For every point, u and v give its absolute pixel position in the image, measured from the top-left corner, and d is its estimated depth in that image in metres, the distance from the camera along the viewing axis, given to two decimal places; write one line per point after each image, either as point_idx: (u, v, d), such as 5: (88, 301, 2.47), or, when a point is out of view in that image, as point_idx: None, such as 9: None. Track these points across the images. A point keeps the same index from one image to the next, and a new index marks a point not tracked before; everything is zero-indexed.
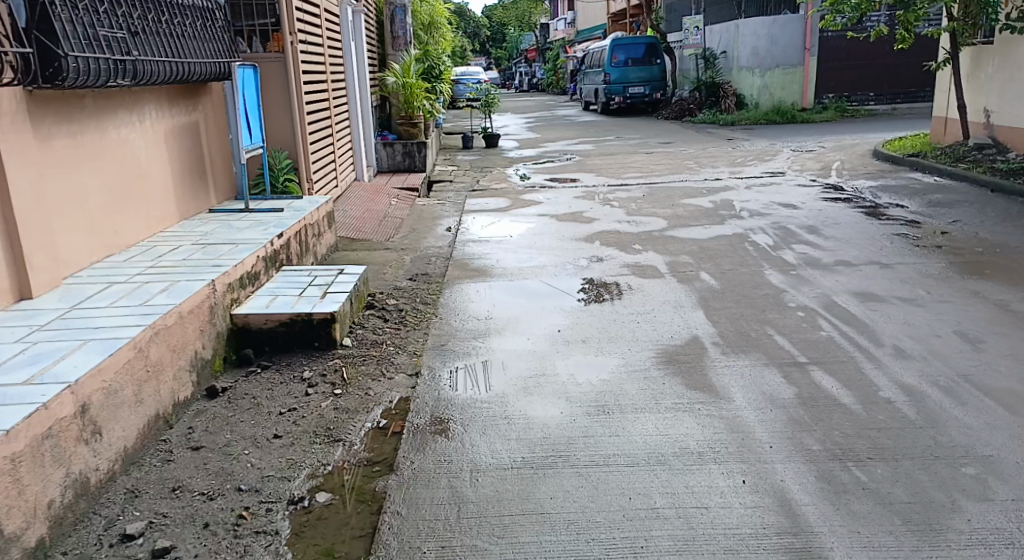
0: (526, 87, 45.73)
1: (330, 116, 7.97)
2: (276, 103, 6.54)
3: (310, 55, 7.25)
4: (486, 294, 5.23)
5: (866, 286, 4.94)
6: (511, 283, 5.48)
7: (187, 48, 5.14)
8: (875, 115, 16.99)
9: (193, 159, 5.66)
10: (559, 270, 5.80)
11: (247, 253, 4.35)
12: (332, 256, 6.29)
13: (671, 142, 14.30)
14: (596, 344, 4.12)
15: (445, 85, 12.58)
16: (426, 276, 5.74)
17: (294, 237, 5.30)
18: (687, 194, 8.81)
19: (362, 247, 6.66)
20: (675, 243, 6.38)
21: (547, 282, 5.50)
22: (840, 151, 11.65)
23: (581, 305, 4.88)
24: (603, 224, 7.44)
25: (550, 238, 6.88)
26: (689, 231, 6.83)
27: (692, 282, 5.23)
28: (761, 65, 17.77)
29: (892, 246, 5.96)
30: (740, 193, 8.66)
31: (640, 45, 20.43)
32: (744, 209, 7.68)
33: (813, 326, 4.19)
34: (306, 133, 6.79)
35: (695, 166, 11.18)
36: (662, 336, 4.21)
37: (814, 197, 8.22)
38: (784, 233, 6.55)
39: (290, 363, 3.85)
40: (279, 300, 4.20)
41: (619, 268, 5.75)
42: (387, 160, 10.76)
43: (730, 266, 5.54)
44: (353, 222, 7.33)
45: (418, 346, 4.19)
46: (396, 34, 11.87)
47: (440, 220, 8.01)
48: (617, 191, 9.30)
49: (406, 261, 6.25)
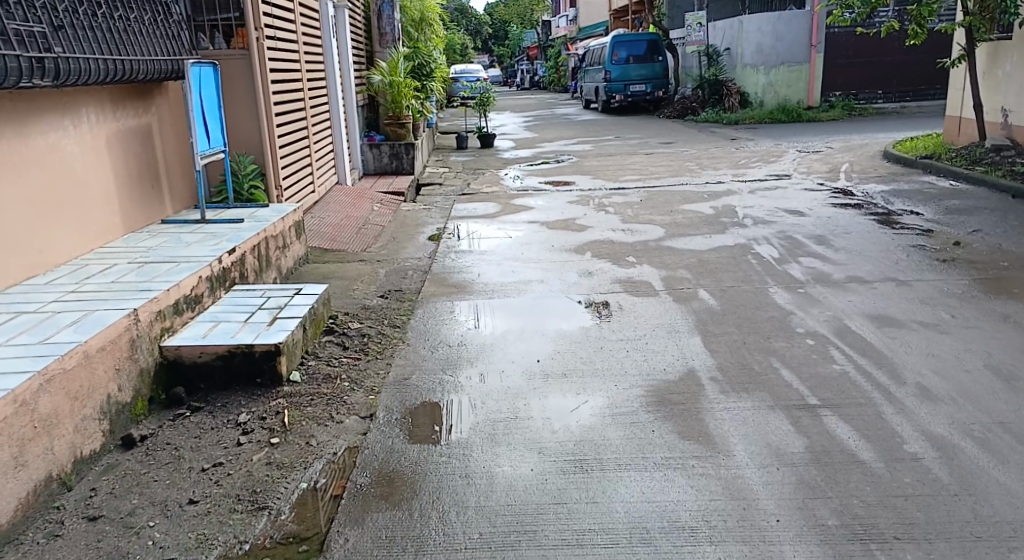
0: (529, 85, 45.25)
1: (306, 117, 7.50)
2: (242, 104, 6.09)
3: (282, 51, 6.75)
4: (464, 314, 4.73)
5: (882, 307, 4.45)
6: (493, 302, 4.97)
7: (129, 44, 4.69)
8: (883, 113, 16.49)
9: (145, 165, 5.20)
10: (545, 285, 5.32)
11: (185, 274, 3.89)
12: (300, 269, 5.82)
13: (672, 142, 13.82)
14: (579, 380, 3.62)
15: (437, 84, 12.12)
16: (399, 293, 5.26)
17: (251, 252, 4.82)
18: (687, 199, 8.32)
19: (334, 259, 6.18)
20: (672, 255, 5.89)
21: (531, 300, 5.00)
22: (849, 152, 11.15)
23: (565, 328, 4.39)
24: (596, 233, 6.96)
25: (538, 249, 6.40)
26: (688, 241, 6.34)
27: (688, 301, 4.74)
28: (767, 62, 17.09)
29: (909, 260, 5.47)
30: (743, 198, 8.17)
31: (641, 42, 19.92)
32: (747, 217, 7.19)
33: (824, 358, 3.69)
34: (275, 136, 6.31)
35: (696, 168, 10.69)
36: (653, 369, 3.71)
37: (822, 203, 7.73)
38: (790, 244, 6.06)
39: (225, 405, 3.38)
40: (220, 329, 3.74)
41: (610, 283, 5.27)
42: (374, 163, 10.30)
43: (731, 283, 5.05)
44: (328, 231, 6.85)
45: (377, 380, 3.69)
46: (384, 29, 11.48)
47: (423, 228, 7.53)
48: (613, 195, 8.81)
49: (380, 275, 5.77)
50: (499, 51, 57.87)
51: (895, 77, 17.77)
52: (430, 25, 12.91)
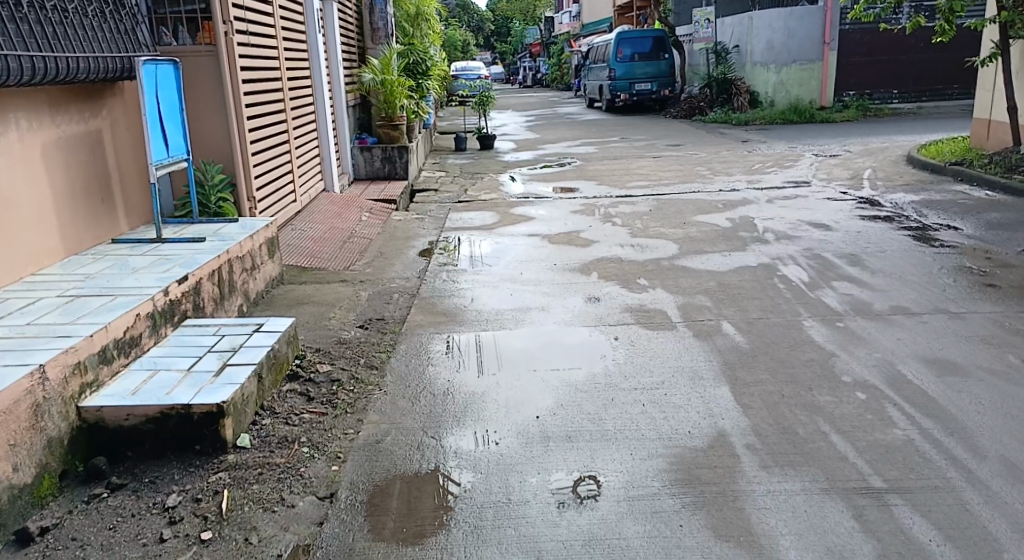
0: (531, 83, 44.55)
1: (287, 120, 6.88)
2: (210, 106, 5.49)
3: (258, 48, 6.12)
4: (452, 353, 4.11)
5: (938, 348, 3.83)
6: (487, 337, 4.35)
7: (64, 40, 4.14)
8: (899, 114, 15.86)
9: (93, 178, 4.59)
10: (545, 313, 4.71)
11: (120, 313, 3.29)
12: (272, 292, 5.21)
13: (681, 144, 13.18)
14: (586, 446, 3.00)
15: (433, 83, 11.49)
16: (382, 322, 4.65)
17: (209, 277, 4.22)
18: (700, 209, 7.70)
19: (312, 279, 5.57)
20: (687, 278, 5.27)
21: (530, 334, 4.37)
22: (869, 156, 10.53)
23: (569, 372, 3.77)
24: (603, 248, 6.34)
25: (539, 267, 5.78)
26: (705, 260, 5.72)
27: (711, 336, 4.11)
28: (777, 60, 16.43)
29: (958, 285, 4.85)
30: (760, 208, 7.56)
31: (646, 40, 19.30)
32: (768, 231, 6.56)
33: (881, 421, 3.08)
34: (248, 142, 5.69)
35: (708, 173, 10.06)
36: (675, 430, 3.09)
37: (849, 215, 7.12)
38: (820, 265, 5.43)
39: (155, 481, 2.78)
40: (157, 380, 3.13)
41: (619, 311, 4.65)
42: (365, 167, 9.69)
43: (757, 314, 4.42)
44: (307, 246, 6.23)
45: (343, 442, 3.07)
46: (375, 24, 10.93)
47: (414, 241, 6.91)
48: (619, 204, 8.20)
49: (362, 299, 5.15)
50: (500, 48, 57.17)
51: (911, 77, 17.13)
52: (426, 20, 12.28)
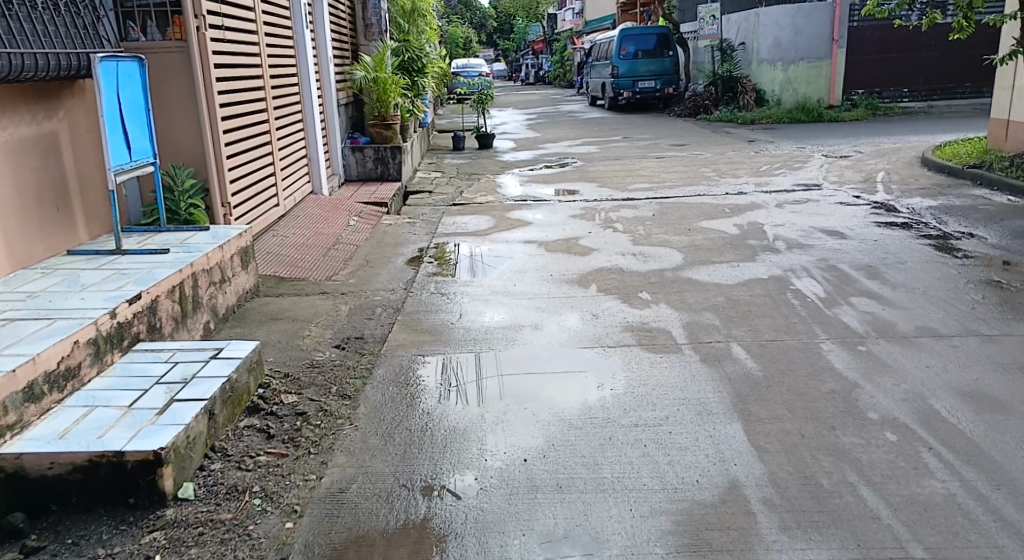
0: (534, 81, 44.10)
1: (269, 120, 6.50)
2: (180, 105, 5.11)
3: (235, 42, 5.73)
4: (438, 379, 3.72)
5: (973, 378, 3.45)
6: (478, 361, 3.95)
7: (7, 35, 3.77)
8: (910, 113, 15.44)
9: (48, 184, 4.21)
10: (538, 331, 4.34)
11: (54, 340, 2.92)
12: (246, 306, 4.84)
13: (685, 144, 12.78)
14: (578, 498, 2.61)
15: (429, 81, 11.11)
16: (360, 342, 4.26)
17: (168, 294, 3.85)
18: (706, 214, 7.31)
19: (290, 291, 5.19)
20: (693, 292, 4.89)
21: (523, 358, 3.96)
22: (881, 158, 10.13)
23: (563, 403, 3.37)
24: (602, 257, 5.96)
25: (534, 279, 5.41)
26: (712, 271, 5.34)
27: (719, 361, 3.73)
28: (784, 58, 16.02)
29: (987, 303, 4.46)
30: (769, 214, 7.17)
31: (650, 36, 18.88)
32: (778, 239, 6.18)
33: (917, 470, 2.69)
34: (222, 144, 5.32)
35: (714, 175, 9.66)
36: (680, 479, 2.70)
37: (864, 221, 6.72)
38: (836, 278, 5.05)
39: (80, 542, 2.42)
40: (92, 420, 2.76)
41: (619, 330, 4.27)
42: (357, 168, 9.31)
43: (770, 335, 4.04)
44: (288, 254, 5.85)
45: (300, 493, 2.70)
46: (368, 20, 10.54)
47: (404, 248, 6.53)
48: (621, 208, 7.83)
49: (342, 314, 4.77)
50: (502, 45, 56.81)
51: (921, 75, 16.71)
52: (422, 16, 11.89)
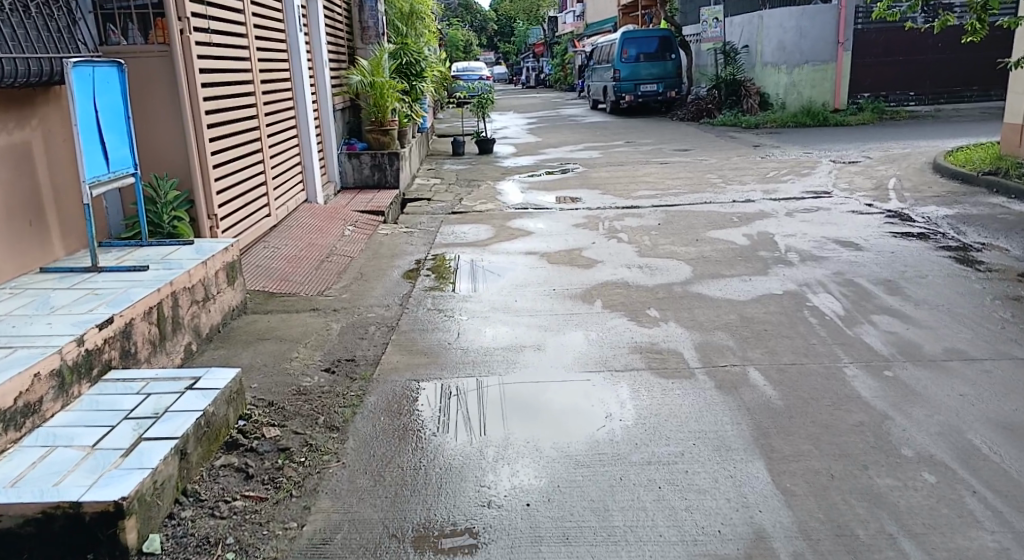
0: (534, 84, 43.88)
1: (260, 127, 6.25)
2: (162, 112, 4.86)
3: (223, 46, 5.48)
4: (437, 407, 3.46)
5: (1012, 408, 3.19)
6: (479, 387, 3.68)
7: None
8: (917, 117, 15.20)
9: (19, 198, 3.96)
10: (540, 352, 4.08)
11: (10, 373, 2.67)
12: (232, 324, 4.59)
13: (689, 149, 12.53)
14: (583, 551, 2.36)
15: (428, 85, 10.87)
16: (351, 364, 4.00)
17: (144, 316, 3.59)
18: (714, 223, 7.06)
19: (280, 307, 4.94)
20: (704, 309, 4.63)
21: (527, 385, 3.69)
22: (891, 163, 9.87)
23: (568, 434, 3.13)
24: (607, 269, 5.71)
25: (536, 294, 5.15)
26: (722, 285, 5.08)
27: (736, 388, 3.47)
28: (789, 60, 15.76)
29: (1017, 322, 4.21)
30: (780, 223, 6.91)
31: (652, 39, 18.64)
32: (791, 250, 5.92)
33: (963, 519, 2.43)
34: (208, 154, 5.07)
35: (720, 182, 9.41)
36: (698, 528, 2.45)
37: (879, 231, 6.46)
38: (854, 293, 4.79)
39: None
40: (50, 463, 2.50)
41: (627, 351, 4.01)
42: (353, 175, 9.06)
43: (788, 357, 3.78)
44: (279, 267, 5.60)
45: (278, 546, 2.45)
46: (365, 23, 10.30)
47: (400, 260, 6.27)
48: (625, 217, 7.57)
49: (333, 332, 4.52)
50: (502, 48, 56.66)
51: (928, 78, 16.46)
52: (421, 18, 11.64)
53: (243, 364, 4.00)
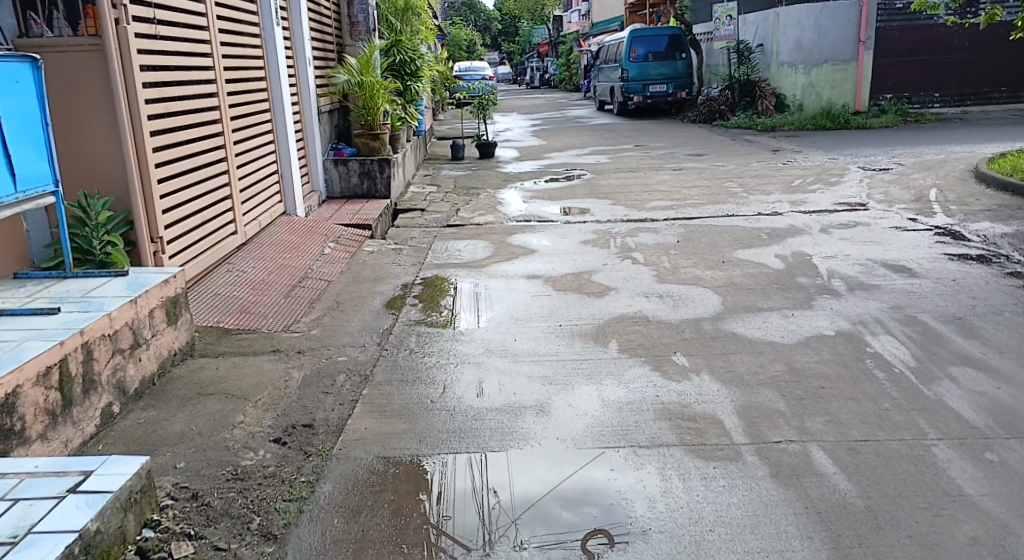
0: (539, 85, 43.15)
1: (225, 132, 5.45)
2: (94, 118, 4.06)
3: (175, 41, 4.71)
4: (439, 456, 2.97)
5: None
6: (482, 432, 3.16)
7: None
8: (943, 119, 14.38)
9: None
10: (540, 414, 3.30)
11: None
12: (170, 371, 3.81)
13: (704, 154, 11.72)
14: None
15: (424, 85, 10.07)
16: (308, 433, 3.19)
17: (36, 378, 2.82)
18: (740, 241, 6.27)
19: (235, 347, 4.16)
20: (742, 355, 3.84)
21: (535, 433, 3.14)
22: (928, 171, 9.07)
23: (566, 460, 2.91)
24: (622, 298, 4.92)
25: (540, 331, 4.36)
26: (760, 322, 4.30)
27: (798, 478, 2.69)
28: (807, 60, 15.12)
29: None
30: (815, 241, 6.13)
31: (661, 37, 17.82)
32: (834, 277, 5.13)
33: None
34: (151, 166, 4.28)
35: (740, 191, 8.62)
36: None
37: (932, 252, 5.67)
38: (921, 336, 4.01)
39: None
40: None
41: (653, 416, 3.21)
42: (340, 183, 8.28)
43: (858, 433, 2.99)
44: (241, 295, 4.82)
45: None
46: (355, 18, 9.52)
47: (385, 284, 5.51)
48: (640, 232, 6.78)
49: (292, 382, 3.73)
50: (507, 48, 55.88)
51: (955, 79, 15.60)
52: (417, 13, 10.82)
53: (172, 432, 3.20)
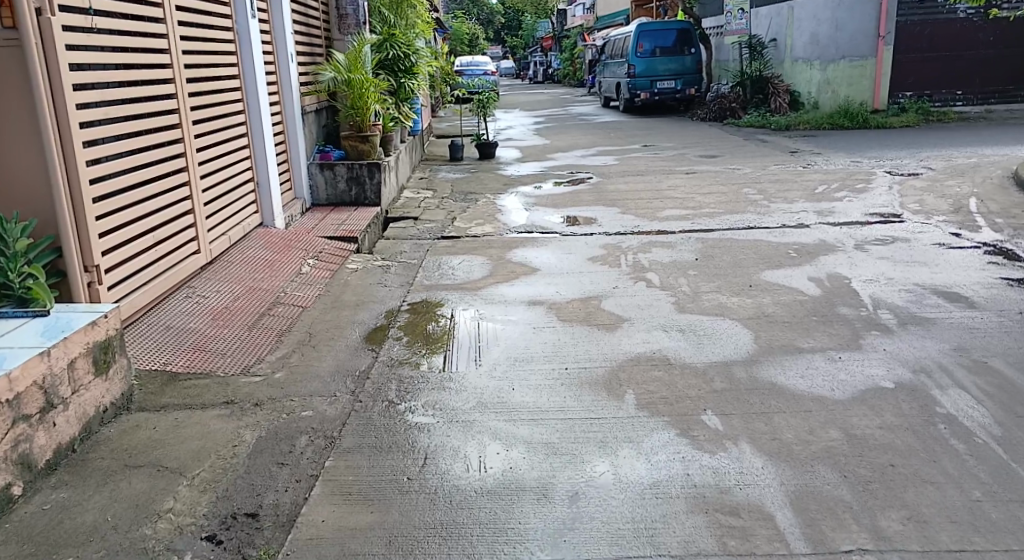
0: (544, 78, 42.41)
1: (184, 137, 4.79)
2: (14, 126, 3.43)
3: (121, 39, 4.09)
4: (435, 499, 2.66)
5: None
6: (477, 482, 2.77)
7: None
8: (967, 118, 13.69)
9: None
10: (536, 494, 2.68)
11: None
12: (99, 433, 3.17)
13: (717, 155, 11.04)
14: None
15: (419, 82, 9.39)
16: (250, 528, 2.56)
17: None
18: (766, 259, 5.62)
19: (182, 396, 3.51)
20: (786, 414, 3.19)
21: (537, 486, 2.73)
22: (962, 177, 8.40)
23: (575, 504, 2.61)
24: (637, 332, 4.28)
25: (540, 377, 3.71)
26: (804, 368, 3.64)
27: None
28: (823, 56, 14.45)
29: None
30: (851, 260, 5.47)
31: (669, 32, 17.10)
32: (880, 307, 4.48)
33: None
34: (85, 182, 3.65)
35: (760, 198, 7.95)
36: None
37: (987, 275, 5.01)
38: (1000, 388, 3.36)
39: None
40: None
41: (684, 506, 2.57)
42: (326, 189, 7.63)
43: (949, 539, 2.36)
44: (198, 328, 4.18)
45: None
46: (344, 10, 8.84)
47: (368, 309, 4.87)
48: (653, 247, 6.13)
49: (244, 444, 3.10)
50: (511, 42, 55.09)
51: (979, 75, 14.90)
52: (412, 6, 10.08)
53: (82, 525, 2.56)
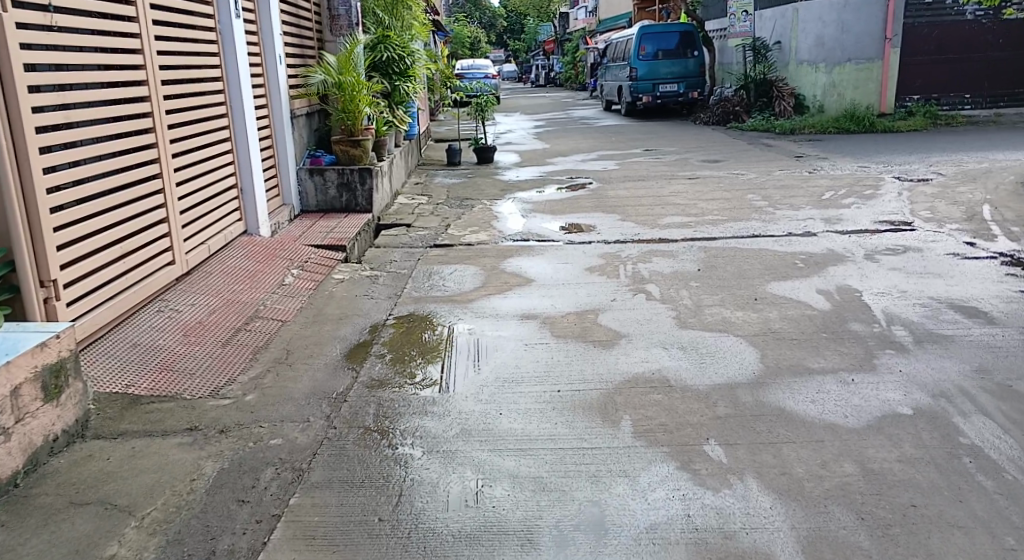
0: (546, 82, 42.22)
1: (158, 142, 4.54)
2: None
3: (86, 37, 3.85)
4: (407, 546, 2.40)
5: None
6: (455, 525, 2.50)
7: None
8: (976, 122, 13.41)
9: None
10: (519, 540, 2.42)
11: None
12: (47, 464, 2.91)
13: (720, 160, 10.78)
14: None
15: (414, 85, 9.14)
16: None
17: None
18: (772, 270, 5.35)
19: (143, 421, 3.26)
20: (796, 445, 2.92)
21: (521, 530, 2.46)
22: (974, 182, 8.13)
23: (562, 551, 2.35)
24: (635, 349, 4.01)
25: (530, 400, 3.45)
26: (814, 391, 3.37)
27: None
28: (829, 59, 14.19)
29: None
30: (861, 271, 5.21)
31: (672, 34, 16.86)
32: (894, 322, 4.21)
33: None
34: (43, 191, 3.40)
35: (764, 204, 7.69)
36: None
37: (1005, 288, 4.74)
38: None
39: None
40: None
41: (684, 555, 2.31)
42: (316, 195, 7.38)
43: None
44: (166, 345, 3.93)
45: None
46: (335, 10, 8.59)
47: (351, 323, 4.61)
48: (653, 257, 5.87)
49: (204, 477, 2.84)
50: (513, 45, 54.92)
51: (988, 78, 14.62)
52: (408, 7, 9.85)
53: None
